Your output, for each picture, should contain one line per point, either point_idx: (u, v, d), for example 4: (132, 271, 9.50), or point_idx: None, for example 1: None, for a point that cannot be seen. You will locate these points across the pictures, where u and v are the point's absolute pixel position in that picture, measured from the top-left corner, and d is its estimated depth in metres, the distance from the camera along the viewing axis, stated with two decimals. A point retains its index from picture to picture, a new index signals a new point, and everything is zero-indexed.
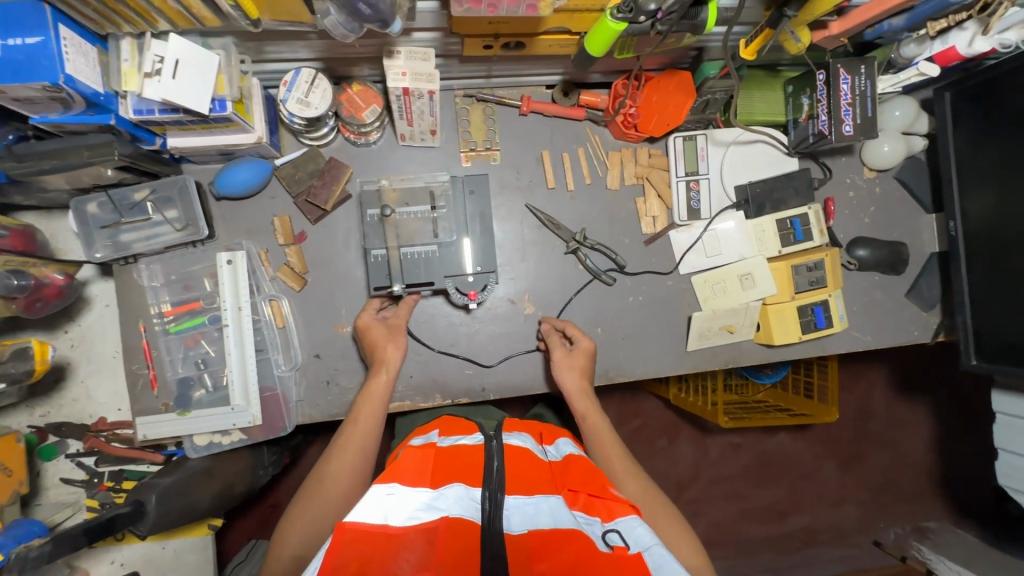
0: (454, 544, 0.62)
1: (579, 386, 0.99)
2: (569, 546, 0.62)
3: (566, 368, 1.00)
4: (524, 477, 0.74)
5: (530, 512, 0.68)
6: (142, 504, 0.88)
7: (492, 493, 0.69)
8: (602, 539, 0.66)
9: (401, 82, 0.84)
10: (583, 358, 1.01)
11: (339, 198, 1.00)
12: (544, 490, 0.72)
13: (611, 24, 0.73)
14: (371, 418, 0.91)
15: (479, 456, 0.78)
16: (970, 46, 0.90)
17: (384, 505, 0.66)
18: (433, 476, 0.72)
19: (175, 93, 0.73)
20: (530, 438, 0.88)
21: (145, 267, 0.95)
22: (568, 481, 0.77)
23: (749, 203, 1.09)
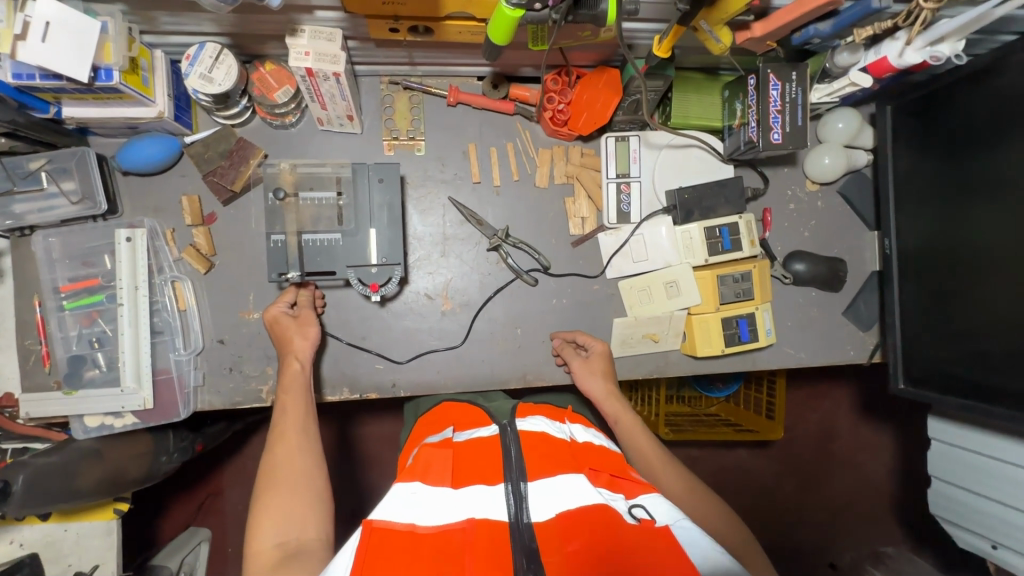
0: (481, 542, 0.60)
1: (608, 389, 0.97)
2: (592, 528, 0.61)
3: (586, 374, 0.99)
4: (540, 461, 0.70)
5: (552, 495, 0.65)
6: (8, 484, 0.86)
7: (515, 486, 0.67)
8: (629, 513, 0.64)
9: (304, 62, 0.81)
10: (605, 361, 1.00)
11: (248, 179, 0.97)
12: (566, 471, 0.69)
13: (507, 12, 0.70)
14: (299, 405, 0.84)
15: (493, 449, 0.74)
16: (900, 58, 0.87)
17: (409, 509, 0.64)
18: (454, 475, 0.70)
19: (51, 60, 0.70)
20: (544, 419, 0.82)
21: (42, 238, 0.92)
22: (589, 460, 0.73)
23: (677, 209, 1.04)
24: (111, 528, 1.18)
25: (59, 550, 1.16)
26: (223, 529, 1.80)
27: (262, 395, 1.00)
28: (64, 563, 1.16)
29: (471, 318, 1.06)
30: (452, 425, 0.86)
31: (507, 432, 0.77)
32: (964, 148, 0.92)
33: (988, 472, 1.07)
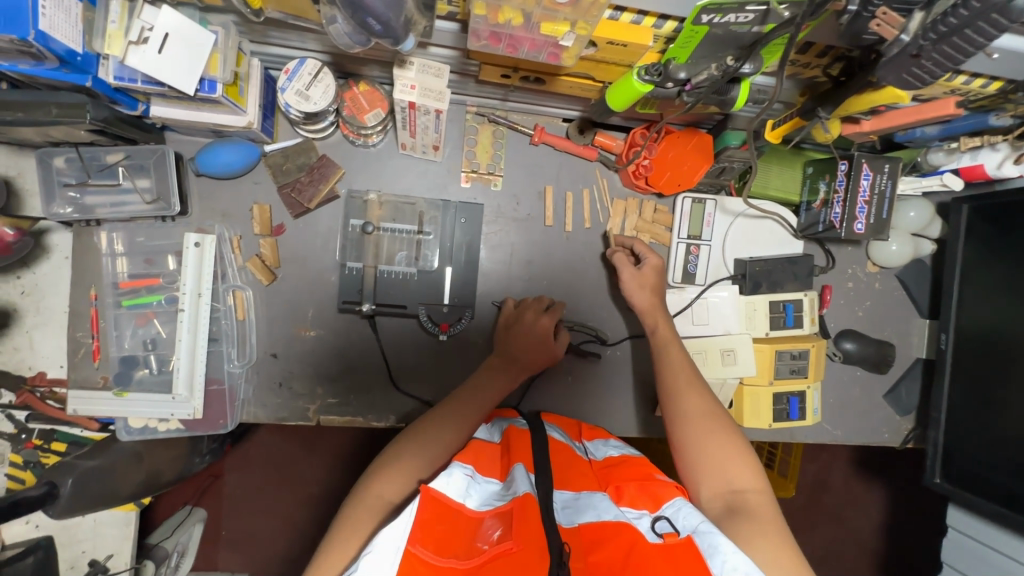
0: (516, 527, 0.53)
1: (654, 303, 0.96)
2: (615, 535, 0.56)
3: (635, 287, 0.96)
4: (563, 472, 0.68)
5: (575, 505, 0.62)
6: (55, 486, 0.86)
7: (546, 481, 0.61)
8: (651, 530, 0.58)
9: (408, 96, 0.78)
10: (655, 274, 0.97)
11: (325, 197, 0.95)
12: (589, 488, 0.66)
13: (636, 84, 0.69)
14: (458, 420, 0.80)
15: (524, 443, 0.71)
16: (998, 168, 0.87)
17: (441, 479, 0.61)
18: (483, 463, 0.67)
19: (159, 69, 0.68)
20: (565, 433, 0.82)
21: (106, 233, 0.91)
22: (614, 477, 0.69)
23: (746, 279, 1.05)
24: (130, 520, 1.16)
25: (74, 535, 1.14)
26: (219, 514, 1.75)
27: (308, 414, 0.99)
28: (78, 549, 1.14)
29: None
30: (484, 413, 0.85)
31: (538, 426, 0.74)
32: (1023, 258, 0.95)
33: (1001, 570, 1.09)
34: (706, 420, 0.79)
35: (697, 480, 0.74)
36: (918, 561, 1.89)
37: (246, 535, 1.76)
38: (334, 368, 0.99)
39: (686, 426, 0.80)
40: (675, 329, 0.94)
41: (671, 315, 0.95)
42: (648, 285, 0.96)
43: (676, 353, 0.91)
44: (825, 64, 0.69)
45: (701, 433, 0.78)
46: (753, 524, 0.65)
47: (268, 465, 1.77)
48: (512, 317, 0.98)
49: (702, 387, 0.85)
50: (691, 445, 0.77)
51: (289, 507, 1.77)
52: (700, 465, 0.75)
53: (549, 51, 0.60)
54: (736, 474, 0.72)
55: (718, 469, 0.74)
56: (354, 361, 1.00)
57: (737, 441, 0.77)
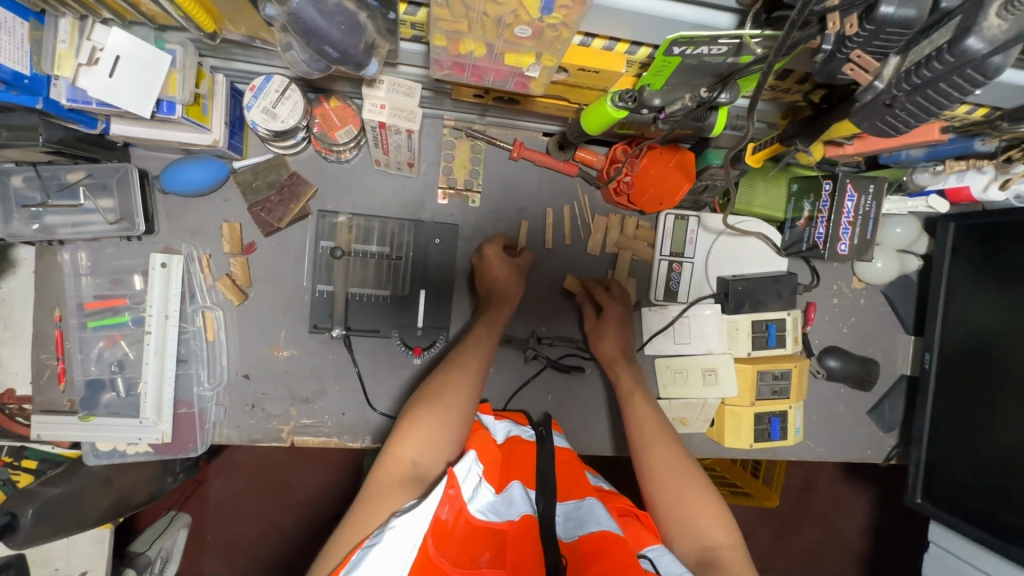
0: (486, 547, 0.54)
1: (615, 353, 0.98)
2: (614, 546, 0.53)
3: (597, 338, 0.99)
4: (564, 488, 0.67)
5: (574, 518, 0.60)
6: (16, 516, 0.83)
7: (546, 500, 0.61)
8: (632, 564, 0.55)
9: (378, 116, 0.76)
10: (616, 329, 0.99)
11: (297, 216, 0.93)
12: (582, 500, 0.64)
13: (610, 109, 0.66)
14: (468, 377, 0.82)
15: (529, 458, 0.70)
16: (983, 191, 0.86)
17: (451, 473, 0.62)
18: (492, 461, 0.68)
19: (112, 94, 0.65)
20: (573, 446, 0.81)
21: (70, 253, 0.88)
22: (613, 505, 0.66)
23: (729, 298, 1.03)
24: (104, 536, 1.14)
25: (47, 553, 1.12)
26: (203, 520, 1.74)
27: (282, 435, 0.97)
28: (52, 566, 1.12)
29: (504, 380, 1.04)
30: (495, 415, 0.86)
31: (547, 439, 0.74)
32: (1007, 282, 0.94)
33: None
34: (677, 475, 0.79)
35: (671, 536, 0.74)
36: (902, 563, 1.90)
37: (230, 539, 1.75)
38: (309, 388, 0.97)
39: (658, 480, 0.80)
40: (635, 374, 0.97)
41: (633, 365, 0.98)
42: (610, 338, 0.98)
43: (642, 402, 0.92)
44: (805, 90, 0.67)
45: (674, 489, 0.77)
46: None
47: (253, 472, 1.76)
48: (479, 261, 0.97)
49: (671, 440, 0.86)
50: (666, 502, 0.77)
51: (274, 514, 1.76)
52: (676, 520, 0.75)
53: (516, 81, 0.58)
54: (709, 530, 0.73)
55: (692, 523, 0.73)
56: (329, 381, 0.98)
57: (711, 493, 0.78)
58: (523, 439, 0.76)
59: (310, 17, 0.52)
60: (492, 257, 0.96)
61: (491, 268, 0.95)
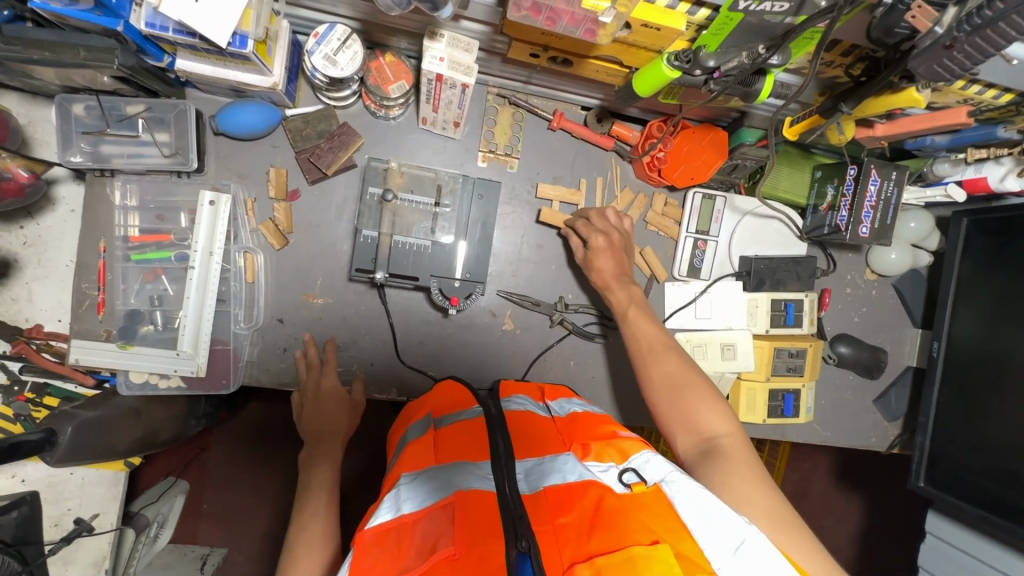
0: (471, 517, 0.56)
1: (608, 277, 0.97)
2: (581, 496, 0.59)
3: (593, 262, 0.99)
4: (527, 443, 0.70)
5: (538, 471, 0.64)
6: (55, 434, 0.83)
7: (504, 463, 0.64)
8: (618, 481, 0.63)
9: (437, 67, 0.79)
10: (608, 256, 0.97)
11: (343, 165, 0.96)
12: (552, 451, 0.68)
13: (665, 69, 0.70)
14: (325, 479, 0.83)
15: (480, 432, 0.71)
16: (1000, 182, 0.90)
17: (394, 501, 0.60)
18: (438, 456, 0.68)
19: (193, 18, 0.68)
20: (528, 398, 0.83)
21: (120, 184, 0.90)
22: (578, 437, 0.72)
23: (751, 276, 1.08)
24: (120, 479, 1.15)
25: (61, 493, 1.12)
26: (202, 487, 1.72)
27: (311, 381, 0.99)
28: (64, 507, 1.12)
29: (529, 343, 1.06)
30: (431, 409, 0.83)
31: (493, 410, 0.74)
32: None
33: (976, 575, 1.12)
34: (678, 386, 0.83)
35: (675, 433, 0.81)
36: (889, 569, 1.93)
37: (227, 510, 1.73)
38: (340, 337, 1.00)
39: (660, 391, 0.85)
40: (630, 294, 0.96)
41: (629, 284, 0.97)
42: (601, 264, 0.97)
43: (640, 319, 0.93)
44: (848, 63, 0.70)
45: (673, 399, 0.82)
46: (723, 467, 0.71)
47: (255, 442, 1.74)
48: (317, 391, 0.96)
49: (671, 350, 0.88)
50: (665, 404, 0.83)
51: (274, 485, 1.73)
52: (676, 423, 0.81)
53: (587, 27, 0.61)
54: (709, 426, 0.78)
55: (693, 421, 0.80)
56: (360, 331, 1.00)
57: (713, 397, 0.82)
58: (469, 419, 0.76)
59: None
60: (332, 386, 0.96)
61: (331, 400, 0.94)
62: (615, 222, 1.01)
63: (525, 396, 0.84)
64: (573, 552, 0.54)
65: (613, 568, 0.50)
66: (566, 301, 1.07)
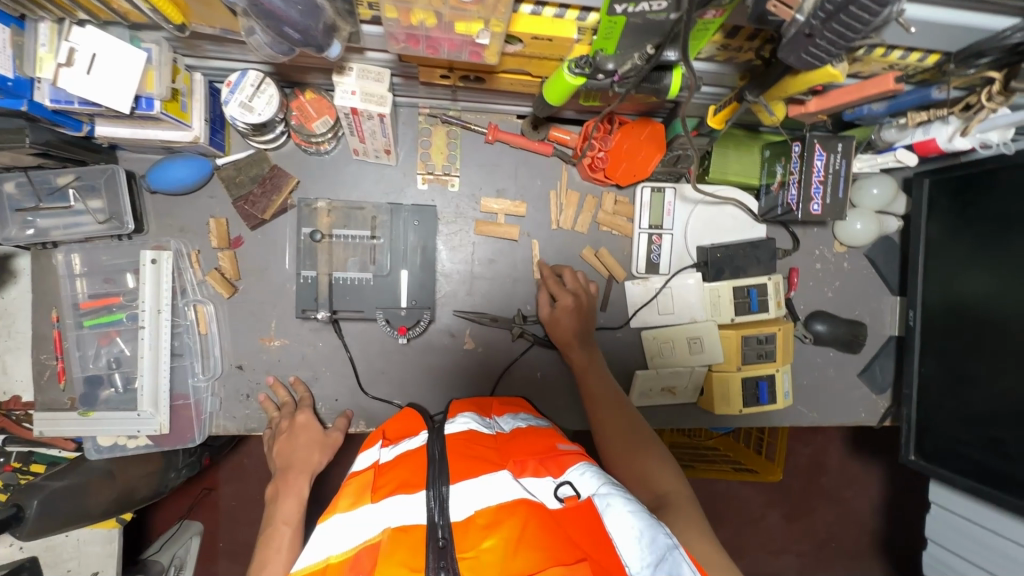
0: (396, 553, 0.55)
1: (570, 338, 0.97)
2: (509, 517, 0.57)
3: (553, 322, 0.98)
4: (464, 458, 0.67)
5: (472, 492, 0.60)
6: (22, 509, 0.87)
7: (436, 489, 0.61)
8: (553, 496, 0.62)
9: (350, 101, 0.79)
10: (571, 316, 0.97)
11: (279, 208, 0.96)
12: (488, 468, 0.65)
13: (568, 78, 0.69)
14: (295, 511, 0.78)
15: (418, 459, 0.68)
16: (949, 141, 0.87)
17: (324, 543, 0.59)
18: (376, 491, 0.65)
19: (92, 91, 0.69)
20: (475, 415, 0.81)
21: (64, 254, 0.91)
22: (515, 453, 0.69)
23: (709, 266, 1.05)
24: (113, 536, 1.17)
25: (60, 555, 1.15)
26: (216, 527, 1.74)
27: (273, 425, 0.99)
28: (64, 568, 1.15)
29: (493, 360, 1.05)
30: (382, 438, 0.80)
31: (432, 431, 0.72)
32: (998, 274, 0.92)
33: (984, 545, 1.07)
34: (633, 446, 0.81)
35: (625, 497, 0.75)
36: (916, 536, 1.88)
37: (244, 545, 1.75)
38: (302, 376, 1.00)
39: (615, 449, 0.82)
40: (591, 358, 0.96)
41: (591, 347, 0.97)
42: (564, 323, 0.97)
43: (597, 380, 0.93)
44: (756, 46, 0.68)
45: (627, 453, 0.80)
46: (673, 519, 0.66)
47: (260, 476, 1.73)
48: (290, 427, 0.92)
49: (626, 413, 0.88)
50: (618, 463, 0.79)
51: None
52: (628, 479, 0.76)
53: (470, 50, 0.60)
54: (660, 483, 0.74)
55: (646, 476, 0.75)
56: (321, 368, 1.01)
57: (665, 460, 0.79)
58: (412, 447, 0.72)
59: (267, 0, 0.55)
60: (305, 424, 0.92)
61: (302, 436, 0.90)
62: (579, 287, 1.00)
63: (472, 413, 0.82)
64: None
65: None
66: (526, 313, 1.06)
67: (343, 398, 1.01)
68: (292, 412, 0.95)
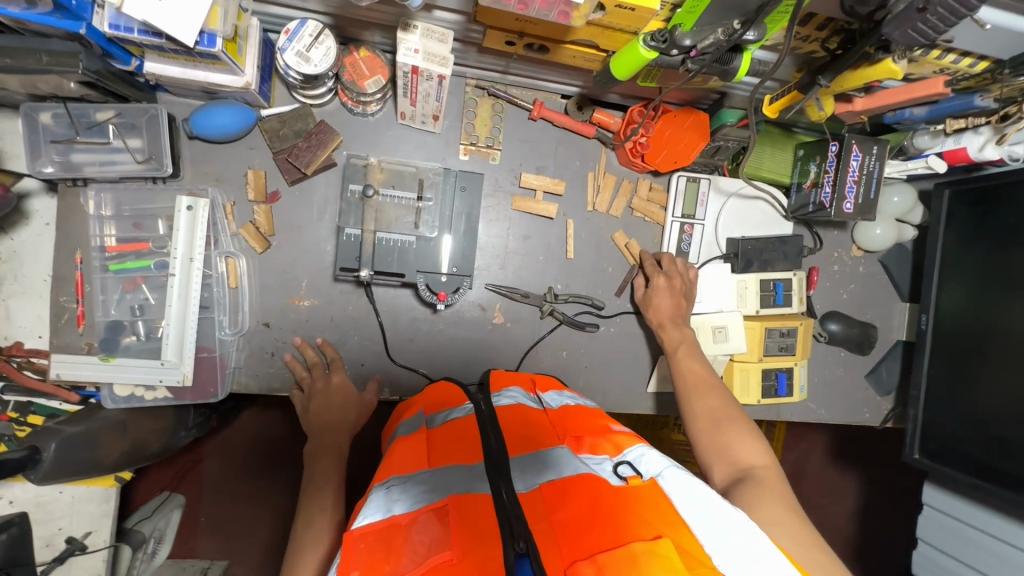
0: (465, 518, 0.54)
1: (661, 317, 1.00)
2: (578, 490, 0.57)
3: (651, 301, 1.02)
4: (520, 436, 0.68)
5: (533, 465, 0.63)
6: (38, 450, 0.83)
7: (498, 462, 0.62)
8: (614, 474, 0.61)
9: (412, 60, 0.77)
10: (666, 297, 1.01)
11: (323, 164, 0.95)
12: (546, 445, 0.67)
13: (642, 51, 0.69)
14: (333, 475, 0.81)
15: (470, 428, 0.70)
16: (980, 151, 0.90)
17: (386, 503, 0.57)
18: (429, 459, 0.65)
19: (158, 17, 0.66)
20: (520, 390, 0.82)
21: (94, 194, 0.88)
22: (570, 429, 0.71)
23: (738, 257, 1.08)
24: (109, 496, 1.13)
25: (51, 512, 1.10)
26: (200, 499, 1.61)
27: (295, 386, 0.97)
28: (55, 526, 1.10)
29: (520, 336, 1.05)
30: (422, 406, 0.81)
31: (482, 405, 0.72)
32: (1009, 289, 0.97)
33: (971, 543, 1.12)
34: (717, 417, 0.83)
35: (710, 465, 0.79)
36: (890, 545, 1.94)
37: (229, 519, 1.62)
38: (329, 338, 0.99)
39: (698, 419, 0.84)
40: (685, 333, 0.98)
41: (683, 325, 0.99)
42: (659, 303, 1.01)
43: (688, 355, 0.94)
44: (823, 38, 0.70)
45: (709, 426, 0.83)
46: (760, 494, 0.69)
47: (251, 450, 1.62)
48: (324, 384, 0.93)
49: (712, 383, 0.89)
50: (702, 434, 0.82)
51: (273, 494, 1.62)
52: (711, 449, 0.80)
53: (559, 9, 0.61)
54: (746, 455, 0.77)
55: (728, 449, 0.78)
56: (348, 331, 0.99)
57: (750, 430, 0.81)
58: (460, 416, 0.75)
59: None
60: (340, 384, 0.93)
61: (336, 401, 0.92)
62: (674, 268, 1.03)
63: (515, 387, 0.83)
64: (572, 549, 0.53)
65: (616, 562, 0.49)
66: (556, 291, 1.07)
67: (368, 363, 1.00)
68: (319, 373, 0.94)
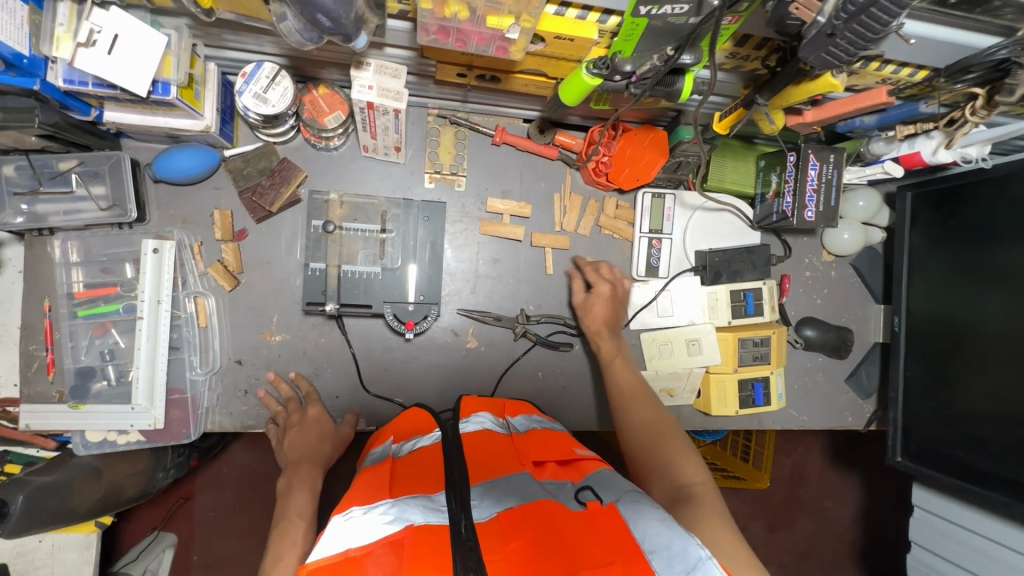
0: (422, 553, 0.53)
1: (599, 325, 1.01)
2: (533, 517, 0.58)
3: (586, 308, 1.02)
4: (482, 463, 0.68)
5: (493, 494, 0.63)
6: (6, 503, 0.85)
7: (457, 491, 0.62)
8: (574, 499, 0.63)
9: (366, 96, 0.78)
10: (604, 305, 1.01)
11: (287, 200, 0.95)
12: (508, 471, 0.67)
13: (586, 77, 0.70)
14: (308, 504, 0.80)
15: (434, 458, 0.71)
16: (933, 155, 0.93)
17: (343, 532, 0.55)
18: (391, 490, 0.64)
19: (110, 71, 0.68)
20: (488, 416, 0.83)
21: (60, 242, 0.89)
22: (533, 454, 0.72)
23: (707, 270, 1.09)
24: (91, 542, 1.11)
25: (32, 562, 1.09)
26: (191, 538, 1.58)
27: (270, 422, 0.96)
28: None
29: (495, 358, 1.06)
30: (392, 437, 0.82)
31: (447, 434, 0.74)
32: (984, 286, 0.96)
33: (962, 544, 1.10)
34: (655, 432, 0.84)
35: (650, 482, 0.79)
36: (894, 549, 1.91)
37: (219, 558, 1.59)
38: (303, 372, 0.99)
39: (637, 437, 0.85)
40: (618, 346, 0.99)
41: (617, 335, 1.00)
42: (597, 311, 1.01)
43: (623, 368, 0.96)
44: (763, 55, 0.72)
45: (648, 442, 0.83)
46: (694, 516, 0.69)
47: (241, 485, 1.60)
48: (297, 419, 0.92)
49: (650, 399, 0.90)
50: (642, 451, 0.83)
51: (262, 531, 1.60)
52: (651, 468, 0.80)
53: (496, 44, 0.64)
54: (683, 471, 0.77)
55: (666, 466, 0.78)
56: (322, 364, 0.99)
57: (688, 447, 0.81)
58: (425, 445, 0.75)
59: None
60: (316, 416, 0.93)
61: (311, 430, 0.91)
62: (616, 277, 1.04)
63: (485, 413, 0.84)
64: None
65: None
66: (529, 313, 1.07)
67: (343, 395, 1.00)
68: (292, 408, 0.94)
